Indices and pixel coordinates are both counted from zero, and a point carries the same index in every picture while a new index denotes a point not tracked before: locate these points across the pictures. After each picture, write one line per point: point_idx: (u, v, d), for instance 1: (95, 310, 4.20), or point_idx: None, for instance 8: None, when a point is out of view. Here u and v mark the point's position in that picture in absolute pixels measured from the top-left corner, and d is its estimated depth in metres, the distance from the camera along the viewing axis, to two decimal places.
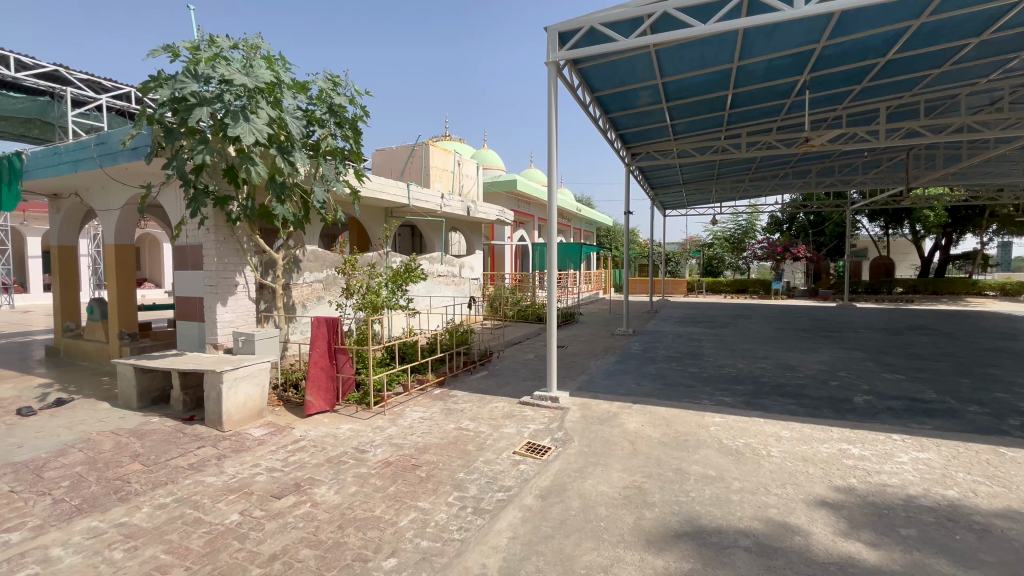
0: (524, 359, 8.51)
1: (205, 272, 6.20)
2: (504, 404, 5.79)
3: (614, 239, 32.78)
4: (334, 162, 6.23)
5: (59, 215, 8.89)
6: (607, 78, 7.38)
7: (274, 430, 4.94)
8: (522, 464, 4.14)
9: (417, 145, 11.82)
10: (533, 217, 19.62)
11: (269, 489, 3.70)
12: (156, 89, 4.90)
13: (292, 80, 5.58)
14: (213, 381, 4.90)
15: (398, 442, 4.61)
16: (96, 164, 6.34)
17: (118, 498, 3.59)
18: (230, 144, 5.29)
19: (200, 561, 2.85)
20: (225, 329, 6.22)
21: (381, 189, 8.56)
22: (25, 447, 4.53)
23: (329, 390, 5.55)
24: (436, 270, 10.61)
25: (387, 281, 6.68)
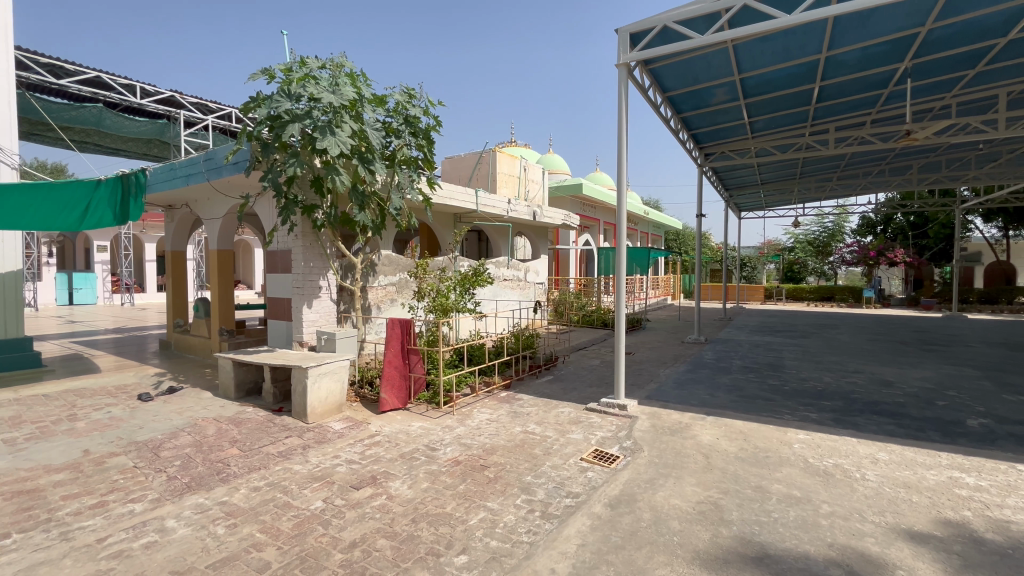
0: (589, 364, 8.40)
1: (293, 275, 6.71)
2: (571, 410, 5.75)
3: (684, 243, 31.53)
4: (408, 171, 6.54)
5: (173, 224, 10.01)
6: (680, 77, 7.14)
7: (353, 424, 5.24)
8: (590, 471, 4.09)
9: (485, 152, 12.08)
10: (598, 221, 19.35)
11: (349, 480, 3.94)
12: (255, 109, 5.38)
13: (372, 94, 5.92)
14: (300, 376, 5.29)
15: (467, 442, 4.72)
16: (205, 178, 7.08)
17: (219, 479, 3.97)
18: (317, 156, 5.71)
19: (289, 542, 3.08)
20: (309, 328, 6.70)
21: (451, 196, 8.85)
22: (144, 429, 5.14)
23: (402, 388, 5.80)
24: (502, 274, 10.75)
25: (456, 284, 6.87)
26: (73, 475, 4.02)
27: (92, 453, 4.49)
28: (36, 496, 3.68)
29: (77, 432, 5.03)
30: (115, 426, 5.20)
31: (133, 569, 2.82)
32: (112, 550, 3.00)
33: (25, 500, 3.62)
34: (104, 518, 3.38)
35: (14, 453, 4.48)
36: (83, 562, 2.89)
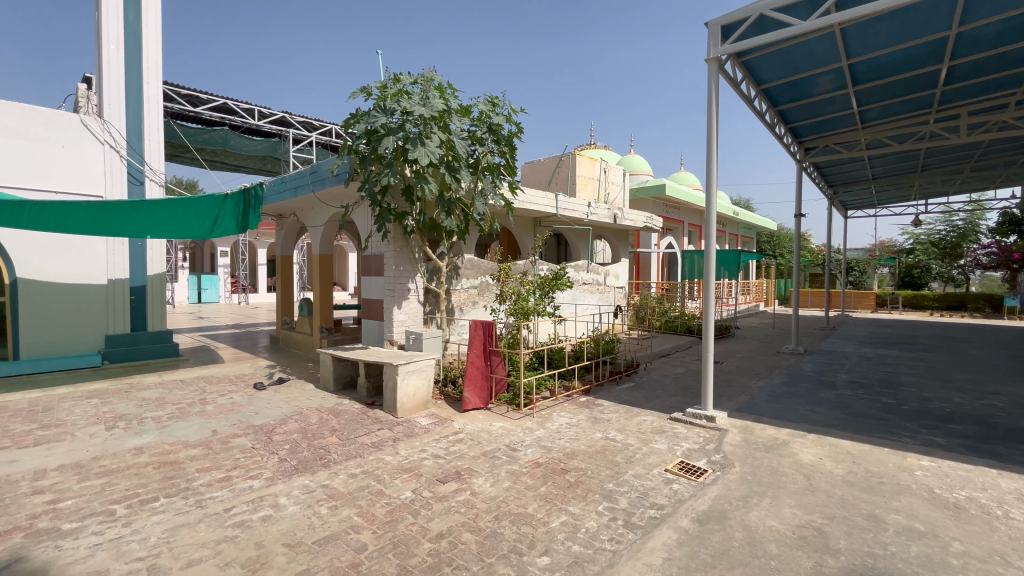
0: (673, 372, 8.06)
1: (386, 278, 7.17)
2: (654, 419, 5.57)
3: (780, 245, 29.17)
4: (491, 177, 6.73)
5: (282, 231, 11.12)
6: (777, 68, 6.66)
7: (437, 421, 5.49)
8: (675, 483, 3.93)
9: (564, 155, 12.08)
10: (682, 222, 18.53)
11: (435, 473, 4.13)
12: (355, 124, 5.85)
13: (459, 105, 6.18)
14: (391, 373, 5.63)
15: (547, 445, 4.75)
16: (310, 190, 7.81)
17: (322, 464, 4.35)
18: (408, 166, 6.06)
19: (383, 527, 3.30)
20: (399, 327, 7.12)
21: (532, 201, 8.94)
22: (260, 414, 5.77)
23: (483, 389, 5.97)
24: (582, 278, 10.66)
25: (536, 287, 6.91)
26: (205, 451, 4.62)
27: (219, 433, 5.12)
28: (178, 467, 4.28)
29: (207, 414, 5.77)
30: (237, 411, 5.90)
31: (253, 537, 3.18)
32: (236, 520, 3.40)
33: (169, 470, 4.22)
34: (229, 491, 3.85)
35: (160, 429, 5.24)
36: (214, 527, 3.31)
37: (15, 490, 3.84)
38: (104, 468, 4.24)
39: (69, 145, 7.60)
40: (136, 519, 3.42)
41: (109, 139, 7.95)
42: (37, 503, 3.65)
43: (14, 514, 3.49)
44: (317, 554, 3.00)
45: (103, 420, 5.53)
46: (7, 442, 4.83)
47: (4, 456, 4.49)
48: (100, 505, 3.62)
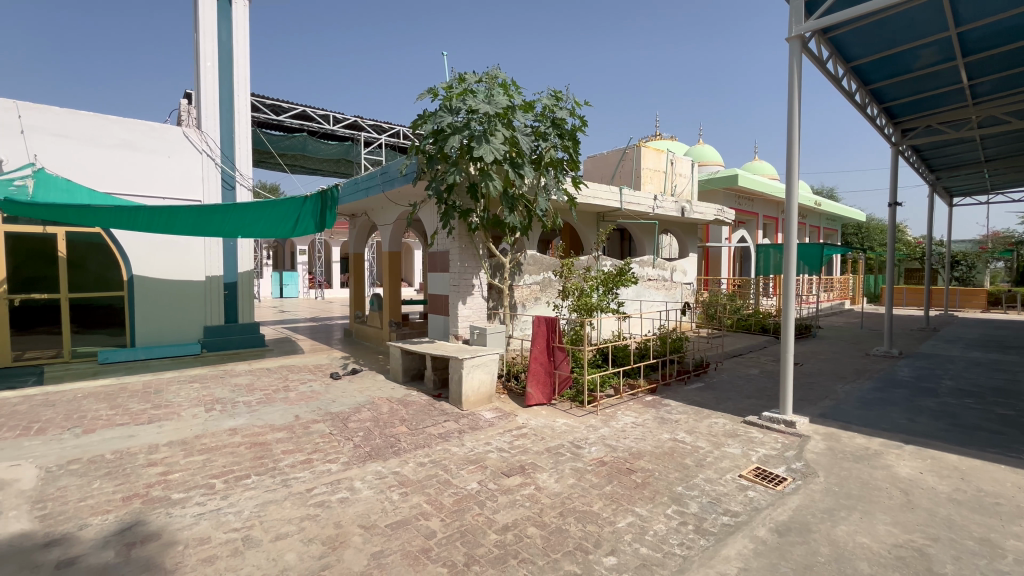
0: (747, 373, 7.61)
1: (451, 274, 7.36)
2: (725, 421, 5.30)
3: (869, 238, 26.66)
4: (554, 172, 6.70)
5: (354, 230, 11.72)
6: (869, 43, 6.07)
7: (501, 415, 5.57)
8: (751, 490, 3.72)
9: (629, 148, 11.76)
10: (757, 214, 17.43)
11: (500, 466, 4.19)
12: (422, 125, 6.03)
13: (523, 101, 6.19)
14: (457, 366, 5.78)
15: (612, 444, 4.66)
16: (380, 190, 8.16)
17: (393, 451, 4.55)
18: (473, 164, 6.16)
19: (451, 516, 3.39)
20: (464, 322, 7.28)
21: (594, 196, 8.80)
22: (336, 402, 6.13)
23: (546, 385, 5.97)
24: (646, 274, 10.33)
25: (599, 283, 6.78)
26: (289, 435, 4.99)
27: (301, 419, 5.51)
28: (266, 448, 4.66)
29: (290, 400, 6.22)
30: (316, 398, 6.31)
31: (332, 517, 3.39)
32: (316, 500, 3.64)
33: (259, 450, 4.60)
34: (310, 472, 4.13)
35: (251, 413, 5.73)
36: (298, 505, 3.57)
37: (134, 461, 4.36)
38: (205, 446, 4.70)
39: (174, 155, 8.48)
40: (231, 494, 3.76)
41: (207, 148, 8.76)
42: (152, 473, 4.11)
43: (133, 482, 3.96)
44: (389, 537, 3.14)
45: (203, 403, 6.13)
46: (127, 419, 5.48)
47: (125, 431, 5.10)
48: (202, 479, 4.02)
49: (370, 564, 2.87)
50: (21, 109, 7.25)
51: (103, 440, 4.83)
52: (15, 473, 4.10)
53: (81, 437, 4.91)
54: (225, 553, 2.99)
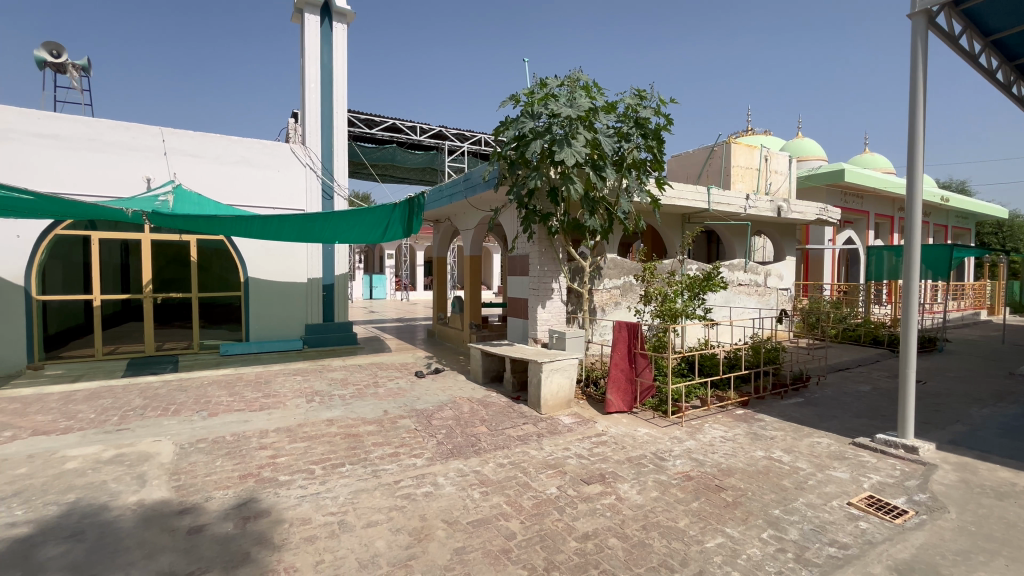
0: (856, 390, 6.83)
1: (531, 277, 7.42)
2: (830, 442, 4.81)
3: (1014, 238, 22.86)
4: (636, 174, 6.52)
5: (438, 235, 12.21)
6: (1016, 11, 5.22)
7: (580, 421, 5.49)
8: (862, 521, 3.33)
9: (717, 145, 11.14)
10: (867, 213, 15.68)
11: (579, 473, 4.14)
12: (505, 131, 6.13)
13: (605, 103, 6.10)
14: (536, 369, 5.80)
15: (699, 458, 4.42)
16: (463, 196, 8.44)
17: (474, 450, 4.67)
18: (554, 168, 6.16)
19: (530, 519, 3.40)
20: (543, 326, 7.31)
21: (680, 196, 8.43)
22: (421, 399, 6.42)
23: (627, 392, 5.80)
24: (737, 278, 9.66)
25: (684, 288, 6.45)
26: (379, 428, 5.30)
27: (389, 413, 5.84)
28: (358, 439, 4.99)
29: (379, 396, 6.62)
30: (402, 395, 6.65)
31: (418, 510, 3.54)
32: (403, 492, 3.83)
33: (352, 441, 4.94)
34: (397, 465, 4.36)
35: (345, 405, 6.18)
36: (387, 496, 3.78)
37: (249, 443, 4.88)
38: (306, 433, 5.14)
39: (283, 169, 9.42)
40: (328, 479, 4.08)
41: (310, 161, 9.63)
42: (263, 456, 4.57)
43: (248, 462, 4.43)
44: (471, 534, 3.22)
45: (305, 394, 6.71)
46: (243, 405, 6.15)
47: (241, 416, 5.73)
48: (304, 464, 4.39)
49: (452, 558, 2.96)
50: (165, 134, 8.43)
51: (224, 423, 5.47)
52: (157, 447, 4.76)
53: (207, 419, 5.60)
54: (323, 534, 3.24)
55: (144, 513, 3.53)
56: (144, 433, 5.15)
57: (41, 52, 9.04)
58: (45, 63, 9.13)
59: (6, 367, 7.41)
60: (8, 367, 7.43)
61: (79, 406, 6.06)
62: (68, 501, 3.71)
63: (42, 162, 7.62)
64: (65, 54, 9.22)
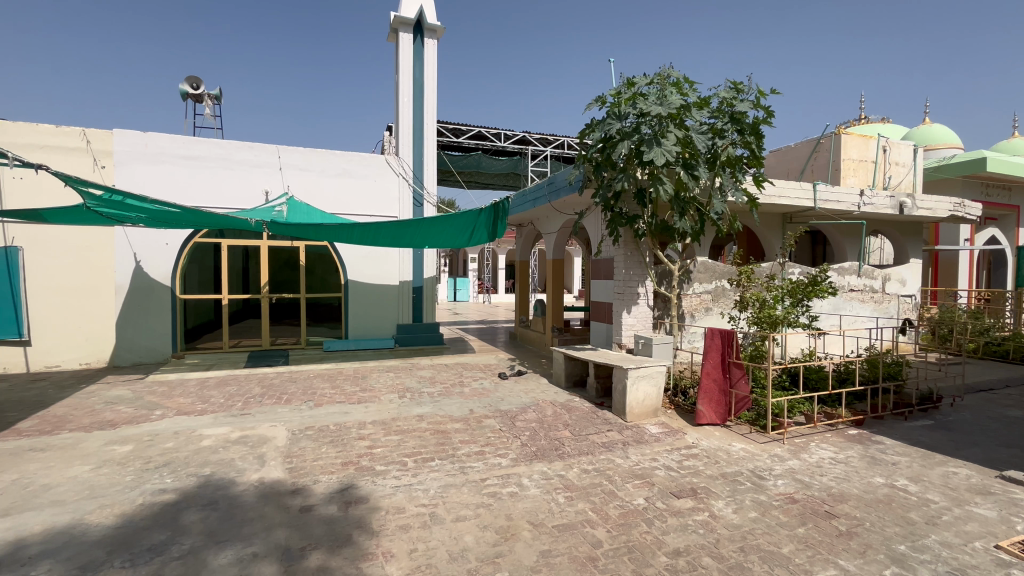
0: (1003, 415, 5.84)
1: (616, 281, 7.27)
2: (969, 473, 4.17)
3: None
4: (731, 171, 6.14)
5: (522, 239, 12.36)
6: None
7: (669, 431, 5.26)
8: (1015, 569, 2.84)
9: (824, 137, 10.20)
10: (1017, 208, 13.40)
11: (669, 485, 3.96)
12: (591, 134, 6.06)
13: (697, 98, 5.82)
14: (621, 376, 5.65)
15: (804, 479, 4.04)
16: (547, 200, 8.50)
17: (557, 454, 4.66)
18: (642, 168, 5.99)
19: (617, 528, 3.32)
20: (628, 331, 7.12)
21: (780, 194, 7.81)
22: (505, 401, 6.54)
23: (720, 404, 5.46)
24: (847, 284, 8.70)
25: (786, 293, 5.93)
26: (465, 426, 5.48)
27: (475, 413, 6.00)
28: (446, 436, 5.19)
29: (465, 395, 6.84)
30: (487, 395, 6.82)
31: (504, 510, 3.61)
32: (489, 490, 3.92)
33: (441, 437, 5.16)
34: (483, 463, 4.48)
35: (433, 402, 6.47)
36: (474, 492, 3.90)
37: (349, 433, 5.28)
38: (399, 427, 5.45)
39: (379, 179, 10.11)
40: (420, 472, 4.29)
41: (403, 171, 10.24)
42: (362, 445, 4.93)
43: (349, 451, 4.80)
44: (557, 538, 3.22)
45: (397, 390, 7.12)
46: (343, 398, 6.68)
47: (342, 408, 6.22)
48: (398, 456, 4.67)
49: (539, 560, 2.98)
50: (280, 152, 9.41)
51: (328, 414, 5.97)
52: (273, 432, 5.32)
53: (314, 409, 6.15)
54: (416, 524, 3.41)
55: (263, 490, 3.96)
56: (263, 419, 5.78)
57: (184, 86, 10.53)
58: (187, 95, 10.62)
59: (158, 356, 8.72)
60: (159, 355, 8.74)
61: (211, 391, 6.95)
62: (204, 474, 4.27)
63: (185, 180, 8.85)
64: (202, 86, 10.67)
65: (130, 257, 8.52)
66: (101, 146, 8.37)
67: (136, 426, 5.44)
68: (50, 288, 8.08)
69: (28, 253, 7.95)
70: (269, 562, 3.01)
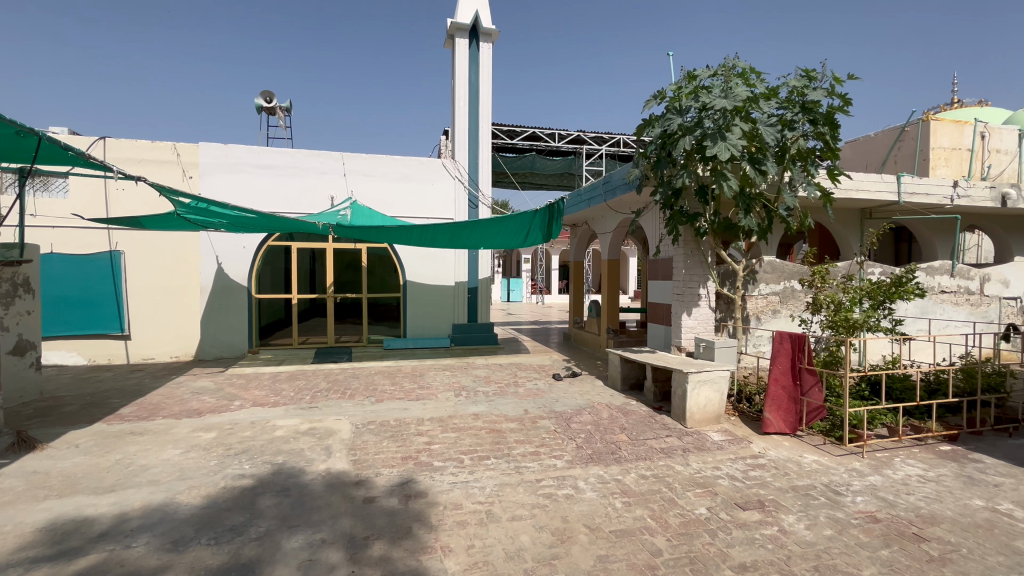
0: None
1: (675, 282, 7.03)
2: None
3: None
4: (803, 165, 5.78)
5: (576, 239, 12.25)
6: None
7: (733, 439, 5.02)
8: None
9: (910, 124, 9.36)
10: None
11: (733, 496, 3.78)
12: (650, 130, 5.90)
13: (765, 89, 5.53)
14: (681, 380, 5.45)
15: (888, 497, 3.71)
16: (603, 199, 8.36)
17: (614, 458, 4.58)
18: (704, 164, 5.75)
19: (678, 537, 3.21)
20: (688, 334, 6.87)
21: (858, 188, 7.24)
22: (560, 402, 6.50)
23: (790, 413, 5.13)
24: (938, 285, 7.91)
25: (865, 294, 5.48)
26: (520, 426, 5.50)
27: (529, 413, 6.01)
28: (502, 435, 5.24)
29: (520, 395, 6.88)
30: (541, 396, 6.82)
31: (560, 511, 3.59)
32: (545, 491, 3.92)
33: (496, 436, 5.21)
34: (539, 464, 4.48)
35: (488, 401, 6.55)
36: (530, 492, 3.91)
37: (409, 429, 5.46)
38: (456, 425, 5.57)
39: (436, 183, 10.38)
40: (476, 470, 4.36)
41: (458, 174, 10.45)
42: (420, 441, 5.08)
43: (409, 446, 4.96)
44: (614, 544, 3.15)
45: (453, 388, 7.27)
46: (402, 394, 6.91)
47: (401, 404, 6.44)
48: (455, 453, 4.77)
49: (596, 565, 2.93)
50: (344, 159, 9.89)
51: (389, 409, 6.20)
52: (338, 425, 5.60)
53: (376, 404, 6.42)
54: (473, 521, 3.47)
55: (330, 480, 4.18)
56: (329, 412, 6.10)
57: (259, 100, 11.33)
58: (262, 108, 11.41)
59: (236, 350, 9.43)
60: (237, 350, 9.45)
61: (283, 385, 7.43)
62: (277, 462, 4.57)
63: (260, 188, 9.52)
64: (275, 99, 11.42)
65: (213, 259, 9.27)
66: (189, 158, 9.18)
67: (219, 415, 5.92)
68: (147, 287, 8.96)
69: (129, 256, 8.85)
70: (336, 549, 3.17)
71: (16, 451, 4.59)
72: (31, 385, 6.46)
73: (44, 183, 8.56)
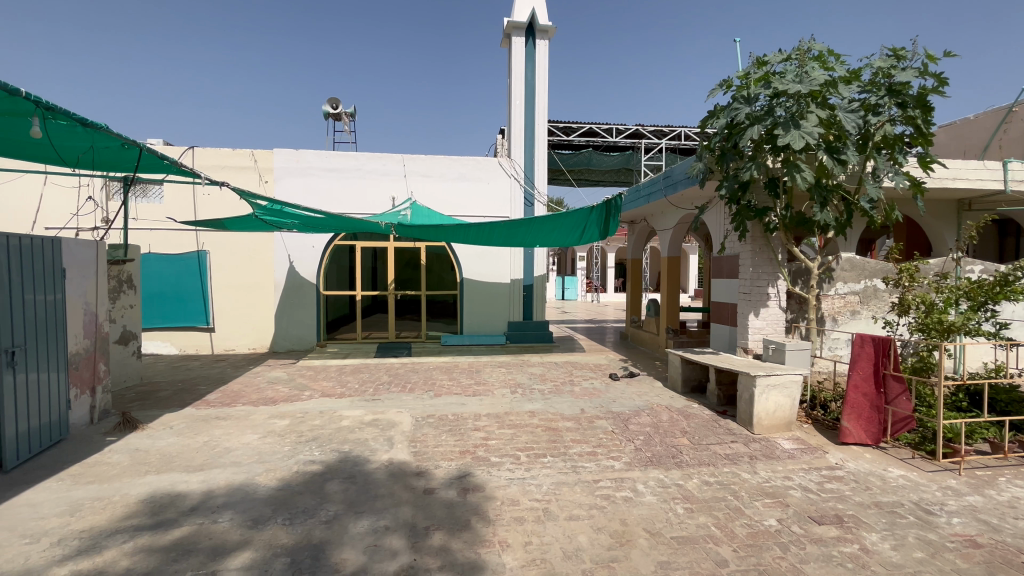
0: None
1: (741, 280, 6.69)
2: None
3: None
4: (889, 153, 5.29)
5: (634, 236, 11.93)
6: None
7: (805, 448, 4.71)
8: None
9: (1019, 102, 8.33)
10: None
11: (807, 509, 3.54)
12: (715, 121, 5.63)
13: (845, 72, 5.11)
14: (747, 384, 5.17)
15: (990, 521, 3.33)
16: (663, 195, 8.10)
17: (675, 462, 4.43)
18: (774, 155, 5.41)
19: (745, 549, 3.05)
20: (755, 335, 6.51)
21: (955, 176, 6.54)
22: (617, 402, 6.38)
23: (873, 422, 4.72)
24: None
25: (963, 294, 4.95)
26: (576, 426, 5.45)
27: (586, 413, 5.94)
28: (558, 434, 5.21)
29: (576, 394, 6.82)
30: (598, 396, 6.72)
31: (618, 513, 3.52)
32: (603, 492, 3.85)
33: (552, 434, 5.19)
34: (596, 464, 4.42)
35: (544, 399, 6.54)
36: (587, 493, 3.86)
37: (466, 424, 5.56)
38: (512, 422, 5.61)
39: (492, 181, 10.49)
40: (533, 467, 4.37)
41: (514, 172, 10.50)
42: (477, 436, 5.16)
43: (466, 440, 5.05)
44: (676, 550, 3.05)
45: (509, 385, 7.34)
46: (460, 389, 7.06)
47: (459, 399, 6.58)
48: (511, 449, 4.80)
49: (657, 570, 2.86)
50: (405, 160, 10.22)
51: (447, 404, 6.35)
52: (400, 417, 5.80)
53: (434, 398, 6.60)
54: (530, 518, 3.48)
55: (392, 470, 4.34)
56: (391, 404, 6.34)
57: (327, 107, 11.95)
58: (329, 115, 12.03)
59: (305, 343, 10.03)
60: (306, 343, 10.04)
61: (348, 377, 7.82)
62: (344, 450, 4.80)
63: (328, 191, 10.05)
64: (341, 106, 12.00)
65: (286, 258, 9.90)
66: (265, 164, 9.85)
67: (291, 404, 6.32)
68: (228, 284, 9.72)
69: (214, 255, 9.65)
70: (398, 536, 3.28)
71: (121, 430, 5.13)
72: (133, 371, 7.21)
73: (144, 190, 9.51)
